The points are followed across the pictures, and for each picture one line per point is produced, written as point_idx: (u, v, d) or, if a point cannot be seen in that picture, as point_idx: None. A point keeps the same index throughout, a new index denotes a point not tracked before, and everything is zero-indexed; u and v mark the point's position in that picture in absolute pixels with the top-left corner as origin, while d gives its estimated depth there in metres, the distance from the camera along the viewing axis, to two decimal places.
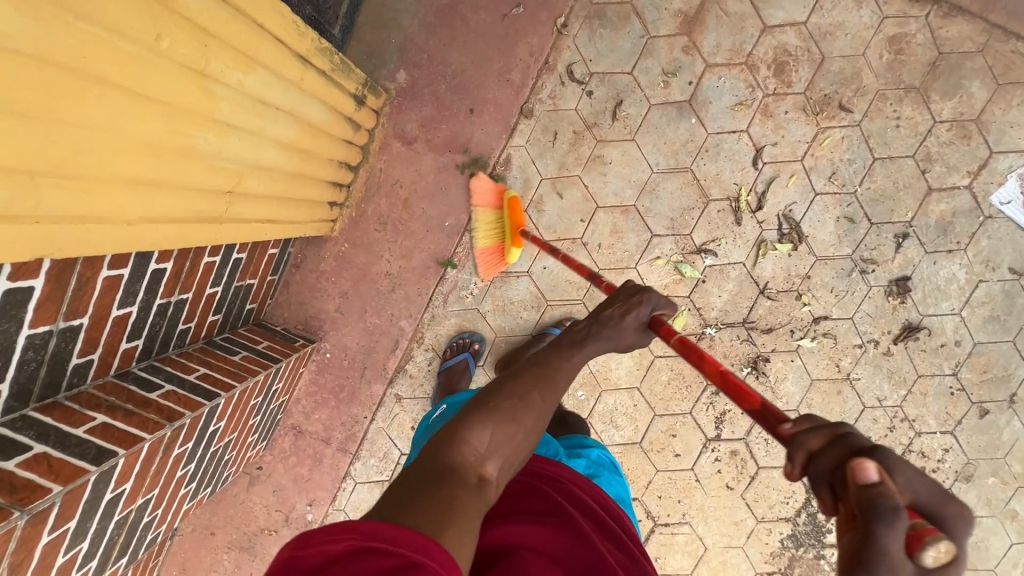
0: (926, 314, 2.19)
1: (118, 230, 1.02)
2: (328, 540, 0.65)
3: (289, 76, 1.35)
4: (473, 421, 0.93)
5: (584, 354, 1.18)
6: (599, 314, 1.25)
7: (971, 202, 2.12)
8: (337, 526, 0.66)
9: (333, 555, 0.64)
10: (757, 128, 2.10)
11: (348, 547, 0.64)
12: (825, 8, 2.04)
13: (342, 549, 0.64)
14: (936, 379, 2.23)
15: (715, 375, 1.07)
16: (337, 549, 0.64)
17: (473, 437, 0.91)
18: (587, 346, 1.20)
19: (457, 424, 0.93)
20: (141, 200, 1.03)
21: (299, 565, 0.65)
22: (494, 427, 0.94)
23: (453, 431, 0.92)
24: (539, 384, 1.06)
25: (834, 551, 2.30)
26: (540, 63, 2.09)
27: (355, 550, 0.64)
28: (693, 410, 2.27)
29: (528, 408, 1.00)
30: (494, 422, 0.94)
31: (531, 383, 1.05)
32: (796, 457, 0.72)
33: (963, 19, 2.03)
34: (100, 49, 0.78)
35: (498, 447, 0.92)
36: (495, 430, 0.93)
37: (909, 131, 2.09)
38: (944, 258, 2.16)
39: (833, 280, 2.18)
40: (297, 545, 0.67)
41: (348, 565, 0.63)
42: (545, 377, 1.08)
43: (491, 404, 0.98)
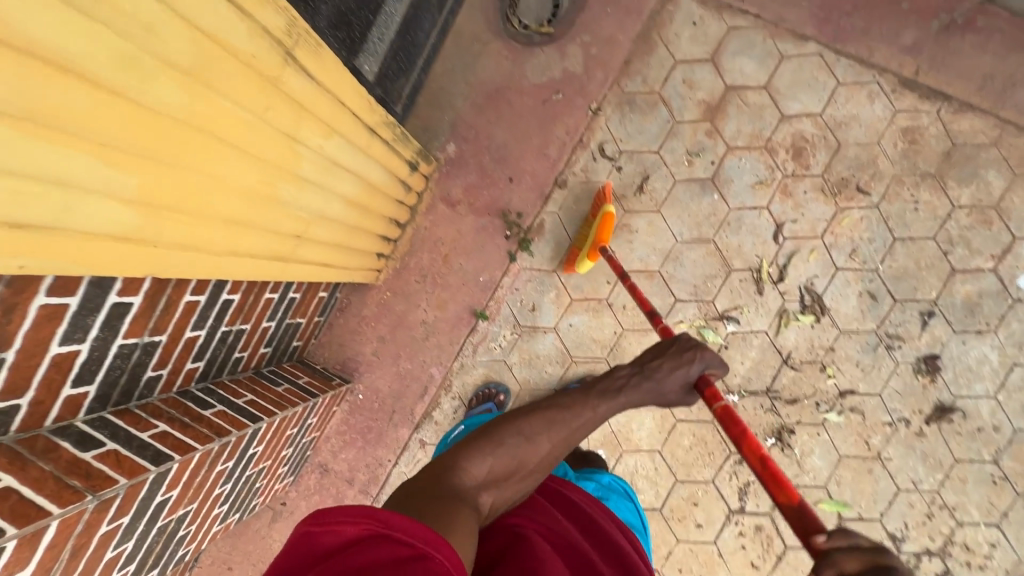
0: (959, 395, 2.16)
1: (207, 259, 1.21)
2: (348, 522, 0.73)
3: (359, 143, 1.60)
4: (475, 451, 1.07)
5: (614, 403, 1.25)
6: (646, 364, 1.33)
7: (997, 285, 2.15)
8: (357, 510, 0.74)
9: (351, 536, 0.73)
10: (777, 205, 2.24)
11: (364, 530, 0.73)
12: (840, 101, 2.22)
13: (358, 531, 0.73)
14: (975, 465, 2.15)
15: (754, 460, 1.13)
16: (355, 531, 0.73)
17: (474, 465, 1.04)
18: (622, 396, 1.27)
19: (462, 451, 1.07)
20: (229, 235, 1.23)
21: (316, 540, 0.74)
22: (492, 460, 1.06)
23: (456, 458, 1.05)
24: (547, 426, 1.16)
25: None
26: (575, 140, 2.34)
27: (371, 535, 0.73)
28: (716, 479, 2.24)
29: (532, 450, 1.12)
30: (494, 456, 1.07)
31: (541, 424, 1.16)
32: (827, 574, 0.85)
33: (975, 114, 2.16)
34: (225, 116, 1.01)
35: (496, 477, 1.05)
36: (494, 462, 1.06)
37: (928, 214, 2.18)
38: (974, 339, 2.15)
39: (858, 354, 2.20)
40: (316, 526, 0.75)
41: (366, 546, 0.72)
42: (558, 419, 1.18)
43: (496, 438, 1.10)
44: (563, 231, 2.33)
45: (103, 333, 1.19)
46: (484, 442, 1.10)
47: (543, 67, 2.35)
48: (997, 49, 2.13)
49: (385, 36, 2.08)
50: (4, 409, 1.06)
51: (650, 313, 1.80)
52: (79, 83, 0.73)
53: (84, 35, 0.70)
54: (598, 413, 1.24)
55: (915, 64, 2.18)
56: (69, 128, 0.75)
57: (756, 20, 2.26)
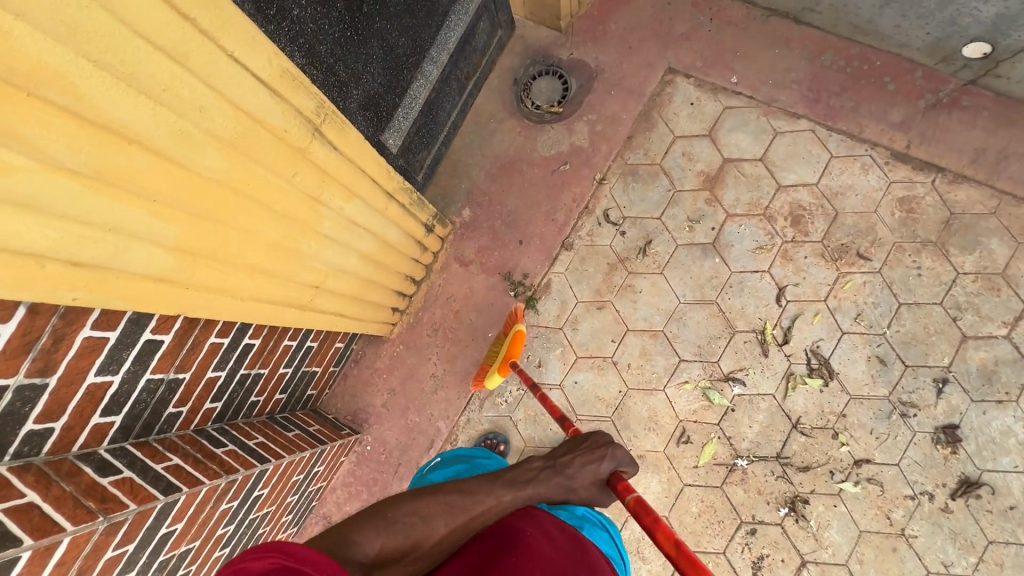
0: (985, 469, 2.05)
1: (233, 303, 1.36)
2: (252, 559, 0.77)
3: (377, 206, 1.78)
4: (366, 526, 1.07)
5: (518, 492, 1.27)
6: (559, 461, 1.44)
7: (1013, 352, 2.10)
8: (261, 547, 0.77)
9: (255, 572, 0.76)
10: (778, 269, 2.31)
11: (271, 563, 0.76)
12: (834, 172, 2.33)
13: (265, 565, 0.76)
14: (1011, 548, 2.00)
15: (665, 541, 1.17)
16: (259, 567, 0.76)
17: (362, 539, 1.04)
18: (527, 487, 1.31)
19: (354, 525, 1.07)
20: (254, 283, 1.38)
21: None
22: (384, 537, 1.07)
23: (347, 531, 1.05)
24: (447, 509, 1.17)
25: None
26: (581, 207, 2.50)
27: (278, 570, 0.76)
28: (727, 551, 2.16)
29: (428, 529, 1.12)
30: (386, 533, 1.08)
31: (441, 506, 1.17)
32: None
33: (970, 185, 2.23)
34: (259, 180, 1.19)
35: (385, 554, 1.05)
36: (384, 538, 1.06)
37: (933, 280, 2.20)
38: (994, 408, 2.08)
39: (871, 421, 2.15)
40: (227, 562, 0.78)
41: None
42: (458, 503, 1.19)
43: (390, 515, 1.11)
44: (569, 290, 2.44)
45: (134, 366, 1.32)
46: (381, 513, 1.11)
47: (552, 142, 2.58)
48: (986, 124, 2.23)
49: (411, 114, 2.22)
50: (40, 431, 1.17)
51: (560, 418, 1.91)
52: (142, 151, 0.92)
53: (151, 114, 0.89)
54: (502, 502, 1.25)
55: (906, 139, 2.29)
56: (130, 185, 0.93)
57: (750, 100, 2.45)
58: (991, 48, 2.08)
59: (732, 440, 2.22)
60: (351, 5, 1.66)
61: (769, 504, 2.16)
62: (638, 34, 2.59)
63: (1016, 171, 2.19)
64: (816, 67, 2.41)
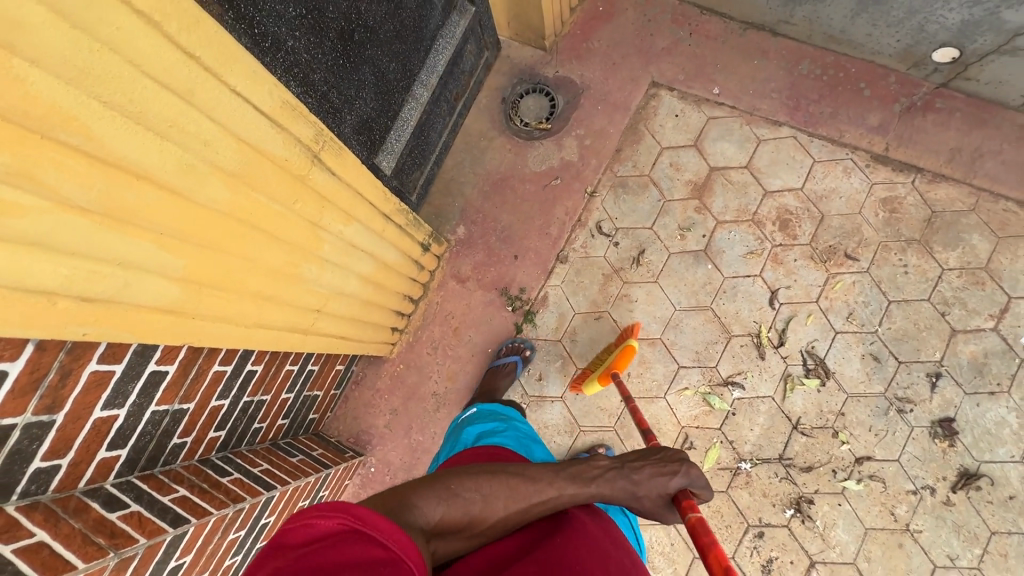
0: (983, 460, 2.09)
1: (237, 331, 1.37)
2: (323, 516, 0.82)
3: (375, 228, 1.81)
4: (427, 494, 1.11)
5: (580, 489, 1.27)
6: (626, 464, 1.39)
7: (1002, 344, 2.16)
8: (333, 505, 0.83)
9: (326, 528, 0.81)
10: (769, 273, 2.35)
11: (340, 524, 0.82)
12: (818, 176, 2.40)
13: (334, 525, 0.81)
14: (1014, 538, 2.03)
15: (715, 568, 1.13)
16: (330, 524, 0.81)
17: (425, 506, 1.08)
18: (590, 487, 1.30)
19: (415, 492, 1.11)
20: (257, 309, 1.39)
21: (292, 535, 0.81)
22: (445, 507, 1.11)
23: (407, 498, 1.08)
24: (507, 492, 1.19)
25: None
26: (574, 220, 2.54)
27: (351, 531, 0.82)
28: (736, 556, 2.16)
29: (486, 509, 1.15)
30: (447, 503, 1.11)
31: (502, 488, 1.20)
32: None
33: (948, 183, 2.30)
34: (261, 208, 1.21)
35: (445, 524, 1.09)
36: (445, 509, 1.10)
37: (920, 277, 2.25)
38: (988, 400, 2.12)
39: (869, 418, 2.18)
40: (293, 522, 0.82)
41: (345, 540, 0.80)
42: (519, 487, 1.21)
43: (451, 488, 1.15)
44: (566, 302, 2.47)
45: (140, 399, 1.32)
46: (441, 484, 1.15)
47: (543, 157, 2.63)
48: (960, 124, 2.31)
49: (404, 135, 2.26)
50: (47, 469, 1.17)
51: (643, 430, 1.82)
52: (150, 185, 0.93)
53: (157, 151, 0.91)
54: (563, 494, 1.25)
55: (884, 142, 2.37)
56: (138, 220, 0.94)
57: (732, 110, 2.53)
58: (959, 53, 2.17)
59: (734, 444, 2.24)
60: (342, 33, 1.70)
61: (774, 507, 2.17)
62: (621, 50, 2.66)
63: (991, 168, 2.27)
64: (794, 76, 2.49)
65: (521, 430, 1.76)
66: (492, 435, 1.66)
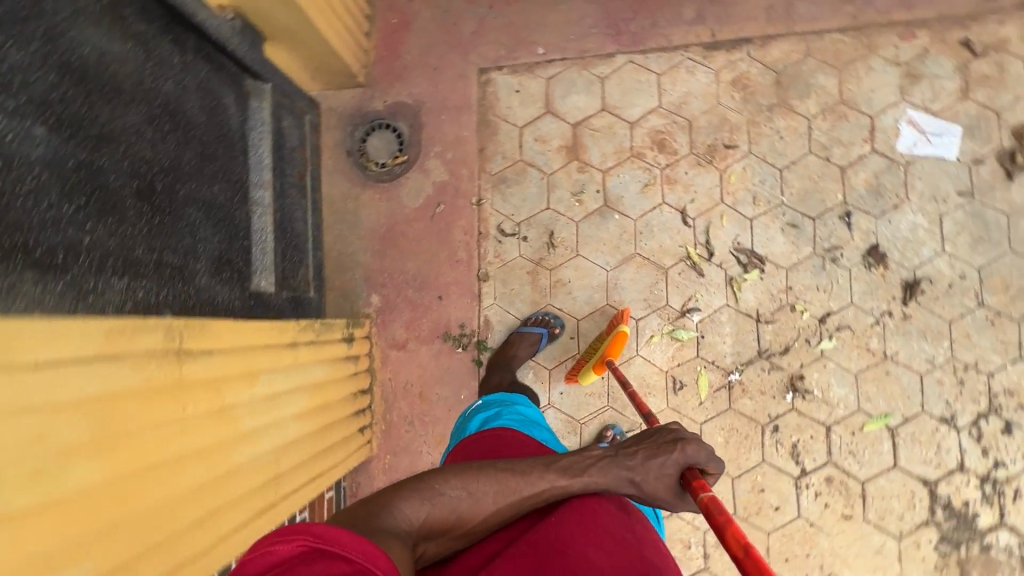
0: (915, 266, 2.27)
1: (201, 562, 1.22)
2: (279, 541, 0.74)
3: (286, 363, 1.66)
4: (411, 494, 1.07)
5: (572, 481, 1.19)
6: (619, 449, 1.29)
7: (884, 160, 2.31)
8: (291, 529, 0.75)
9: (284, 555, 0.72)
10: (670, 196, 2.38)
11: (300, 546, 0.73)
12: (668, 88, 2.42)
13: (293, 548, 0.73)
14: (968, 317, 2.23)
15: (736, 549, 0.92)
16: (289, 549, 0.73)
17: (409, 508, 1.04)
18: (583, 478, 1.20)
19: (400, 492, 1.07)
20: (209, 529, 1.24)
21: (248, 565, 0.73)
22: (429, 507, 1.06)
23: (393, 500, 1.05)
24: (497, 487, 1.14)
25: (996, 534, 2.16)
26: (476, 235, 2.46)
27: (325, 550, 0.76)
28: (766, 457, 2.26)
29: (474, 506, 1.11)
30: (431, 503, 1.07)
31: (491, 484, 1.15)
32: None
33: (778, 40, 2.39)
34: (147, 446, 1.06)
35: (430, 524, 1.05)
36: (429, 509, 1.06)
37: (794, 136, 2.36)
38: (896, 213, 2.29)
39: (813, 280, 2.30)
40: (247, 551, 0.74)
41: (304, 563, 0.72)
42: (510, 481, 1.16)
43: (439, 487, 1.11)
44: (509, 315, 2.41)
45: None
46: (425, 485, 1.10)
47: (415, 191, 2.50)
48: None
49: (268, 245, 2.08)
50: None
51: (644, 415, 1.76)
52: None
53: None
54: (554, 487, 1.17)
55: (708, 29, 2.43)
56: (11, 570, 0.78)
57: (564, 62, 2.49)
58: None
59: (717, 362, 2.31)
60: (142, 193, 1.50)
61: (776, 398, 2.27)
62: (435, 52, 2.55)
63: (803, 13, 2.39)
64: (602, 6, 2.49)
65: (526, 413, 1.70)
66: (495, 420, 1.59)
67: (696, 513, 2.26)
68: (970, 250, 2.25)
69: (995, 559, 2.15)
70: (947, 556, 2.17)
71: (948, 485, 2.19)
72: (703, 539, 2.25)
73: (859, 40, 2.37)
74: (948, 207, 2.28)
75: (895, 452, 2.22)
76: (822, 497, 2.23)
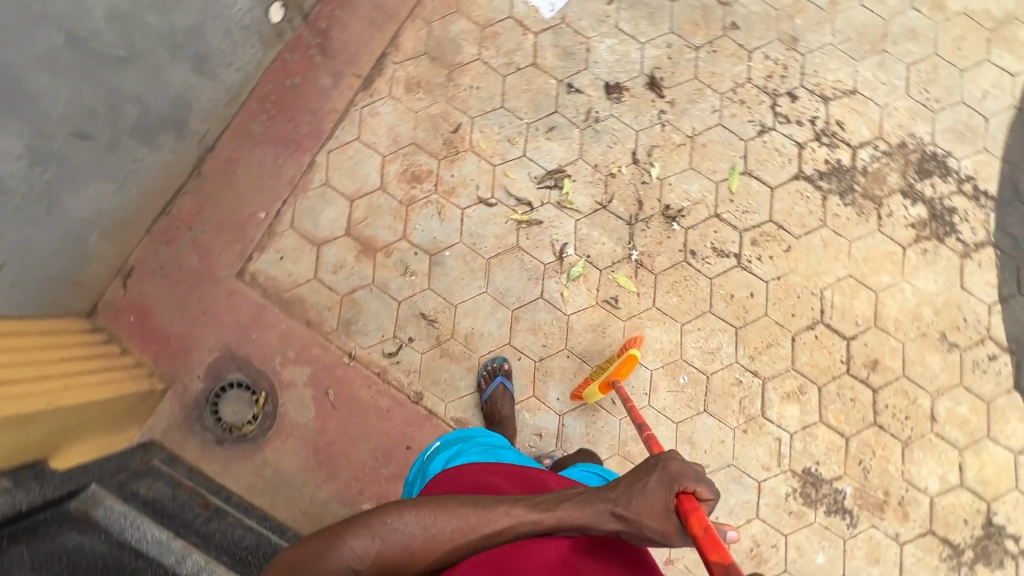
0: (640, 69, 2.57)
1: None
2: None
3: None
4: (363, 529, 1.08)
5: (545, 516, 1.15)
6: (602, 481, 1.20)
7: (549, 31, 2.57)
8: None
9: None
10: (462, 200, 2.47)
11: None
12: (375, 140, 2.50)
13: None
14: (700, 63, 2.58)
15: None
16: None
17: (354, 543, 1.06)
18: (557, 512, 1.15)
19: (351, 527, 1.08)
20: None
21: None
22: (378, 545, 1.07)
23: (341, 537, 1.06)
24: (457, 524, 1.11)
25: (858, 157, 2.55)
26: (379, 378, 2.39)
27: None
28: (710, 275, 2.47)
29: (428, 546, 1.09)
30: (380, 541, 1.07)
31: (450, 522, 1.11)
32: None
33: (403, 35, 2.56)
34: None
35: (376, 559, 1.06)
36: (376, 548, 1.07)
37: (484, 77, 2.54)
38: (593, 53, 2.57)
39: (601, 145, 2.52)
40: None
41: None
42: (474, 517, 1.12)
43: (395, 522, 1.10)
44: (466, 397, 2.39)
45: None
46: (377, 518, 1.10)
47: (299, 404, 2.36)
48: (350, 15, 2.55)
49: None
50: None
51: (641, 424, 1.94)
52: None
53: None
54: (521, 522, 1.13)
55: (353, 76, 2.53)
56: None
57: (289, 201, 2.46)
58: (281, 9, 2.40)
59: (615, 259, 2.47)
60: None
61: (670, 235, 2.48)
62: (191, 300, 2.39)
63: (396, 2, 2.57)
64: (266, 138, 2.48)
65: (488, 441, 1.57)
66: (461, 458, 1.45)
67: (717, 357, 2.43)
68: (653, 26, 2.59)
69: (874, 171, 2.55)
70: (854, 200, 2.52)
71: (806, 163, 2.54)
72: (740, 366, 2.43)
73: None
74: (613, 16, 2.59)
75: (762, 181, 2.52)
76: (762, 255, 2.49)
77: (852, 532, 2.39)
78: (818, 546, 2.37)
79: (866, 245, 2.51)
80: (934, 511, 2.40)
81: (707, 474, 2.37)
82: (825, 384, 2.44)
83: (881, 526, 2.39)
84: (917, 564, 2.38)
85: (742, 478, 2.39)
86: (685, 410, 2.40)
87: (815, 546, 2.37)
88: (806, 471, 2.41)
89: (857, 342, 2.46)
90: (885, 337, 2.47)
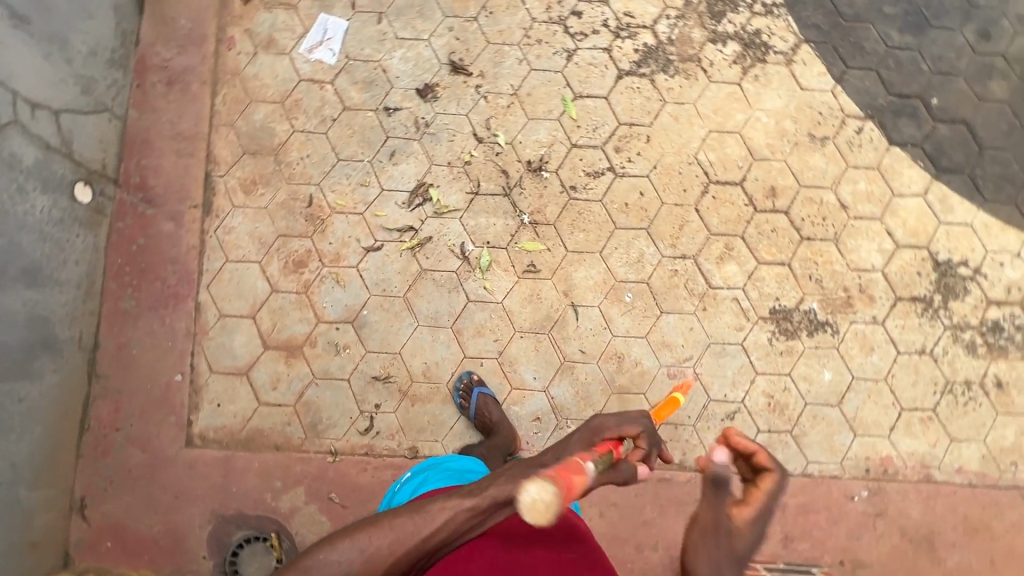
0: (439, 62, 2.64)
1: None
2: None
3: None
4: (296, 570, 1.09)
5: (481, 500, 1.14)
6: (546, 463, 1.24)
7: (342, 73, 2.61)
8: None
9: None
10: (352, 259, 2.48)
11: None
12: (244, 252, 2.47)
13: None
14: (486, 29, 2.67)
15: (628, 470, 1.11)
16: None
17: None
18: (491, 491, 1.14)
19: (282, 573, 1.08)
20: None
21: None
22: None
23: None
24: (392, 537, 1.11)
25: (659, 32, 2.70)
26: (370, 456, 2.36)
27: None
28: (598, 198, 2.56)
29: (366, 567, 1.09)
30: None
31: (382, 538, 1.11)
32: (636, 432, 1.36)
33: (215, 148, 2.54)
34: None
35: None
36: None
37: (309, 144, 2.56)
38: (391, 71, 2.62)
39: (444, 143, 2.58)
40: None
41: None
42: (406, 526, 1.12)
43: (328, 554, 1.10)
44: (456, 426, 2.38)
45: None
46: (310, 556, 1.10)
47: (312, 524, 2.29)
48: (156, 157, 2.51)
49: None
50: None
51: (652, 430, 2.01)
52: None
53: None
54: (456, 514, 1.13)
55: (191, 209, 2.49)
56: None
57: (197, 350, 2.40)
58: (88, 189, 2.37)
59: (513, 231, 2.53)
60: None
61: (546, 185, 2.56)
62: (156, 493, 2.28)
63: (192, 122, 2.55)
64: (143, 307, 2.41)
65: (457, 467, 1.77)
66: (427, 485, 1.56)
67: (646, 261, 2.52)
68: (428, 19, 2.67)
69: (678, 36, 2.70)
70: (677, 69, 2.67)
71: (621, 61, 2.67)
72: (668, 258, 2.53)
73: (227, 79, 2.59)
74: (389, 29, 2.65)
75: (594, 96, 2.63)
76: (631, 156, 2.59)
77: (837, 338, 2.51)
78: (819, 366, 2.49)
79: (707, 99, 2.65)
80: (890, 281, 2.56)
81: (693, 363, 2.45)
82: (744, 231, 2.56)
83: (857, 318, 2.53)
84: (902, 331, 2.53)
85: (726, 349, 2.48)
86: (645, 322, 2.48)
87: (816, 367, 2.48)
88: (772, 311, 2.52)
89: (749, 181, 2.60)
90: (768, 165, 2.62)
